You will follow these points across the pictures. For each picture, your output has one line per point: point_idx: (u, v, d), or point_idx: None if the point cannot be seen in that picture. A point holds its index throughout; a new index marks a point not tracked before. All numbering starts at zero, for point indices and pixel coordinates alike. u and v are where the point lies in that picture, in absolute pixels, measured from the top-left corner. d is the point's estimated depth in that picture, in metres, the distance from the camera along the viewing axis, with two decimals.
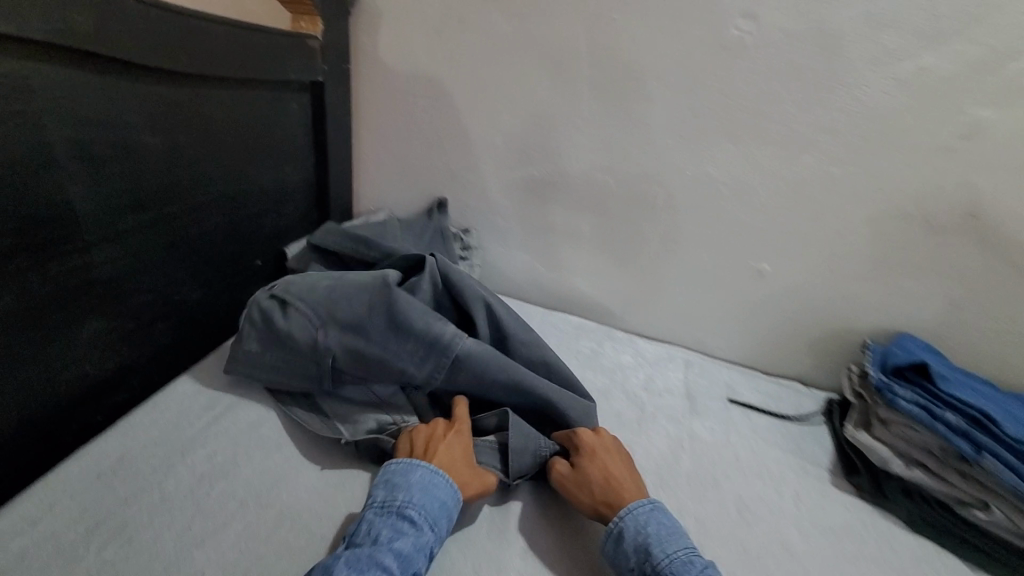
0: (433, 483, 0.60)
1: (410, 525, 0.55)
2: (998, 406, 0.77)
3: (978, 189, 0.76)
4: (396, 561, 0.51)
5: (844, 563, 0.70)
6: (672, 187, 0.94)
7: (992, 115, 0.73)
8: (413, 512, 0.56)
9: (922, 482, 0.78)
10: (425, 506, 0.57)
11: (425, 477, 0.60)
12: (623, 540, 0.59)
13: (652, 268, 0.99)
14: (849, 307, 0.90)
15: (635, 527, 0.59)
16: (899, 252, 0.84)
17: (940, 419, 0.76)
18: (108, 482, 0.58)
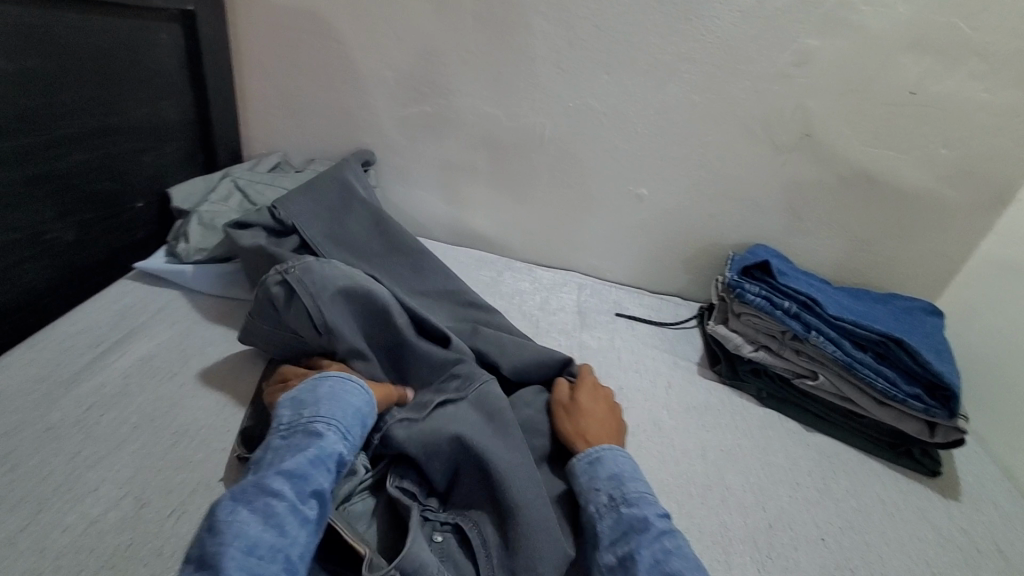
0: (342, 391, 0.62)
1: (313, 440, 0.55)
2: (825, 296, 0.87)
3: (810, 113, 0.89)
4: (288, 480, 0.51)
5: (703, 432, 0.80)
6: (556, 118, 0.98)
7: (817, 43, 0.84)
8: (319, 424, 0.57)
9: (767, 362, 0.86)
10: (332, 418, 0.58)
11: (333, 388, 0.62)
12: (599, 468, 0.62)
13: (543, 196, 1.06)
14: (714, 226, 1.02)
15: (611, 458, 0.63)
16: (750, 170, 0.95)
17: (779, 306, 0.84)
18: (5, 383, 0.64)
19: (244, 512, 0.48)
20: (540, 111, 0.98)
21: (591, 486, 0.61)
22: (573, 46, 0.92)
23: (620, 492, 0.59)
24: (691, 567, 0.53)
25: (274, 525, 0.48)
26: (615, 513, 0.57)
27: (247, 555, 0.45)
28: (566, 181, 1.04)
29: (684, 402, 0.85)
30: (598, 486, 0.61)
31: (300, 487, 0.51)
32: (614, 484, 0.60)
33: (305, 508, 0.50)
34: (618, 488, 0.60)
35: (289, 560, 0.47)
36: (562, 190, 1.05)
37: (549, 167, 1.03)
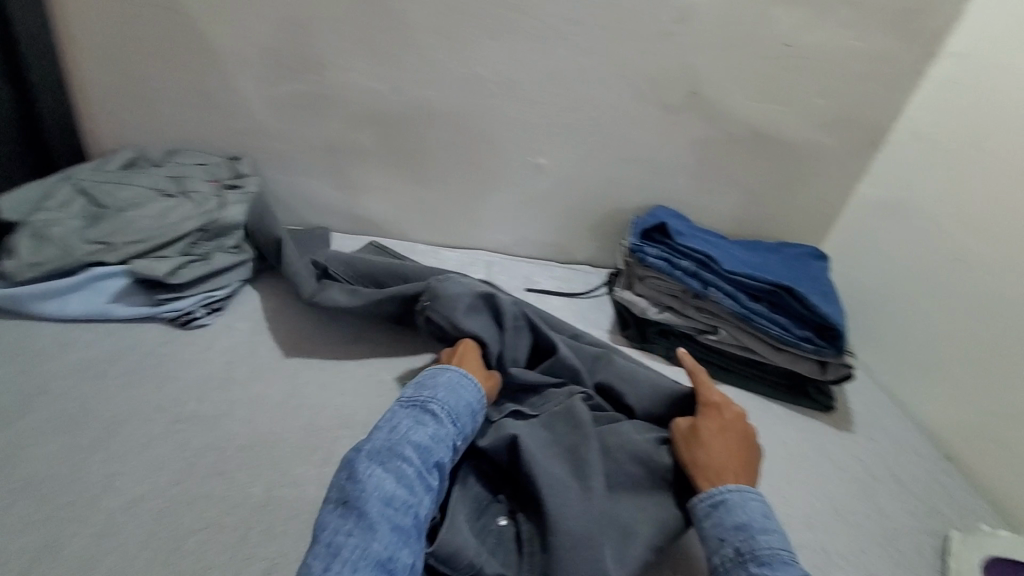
0: (458, 383, 0.67)
1: (432, 418, 0.62)
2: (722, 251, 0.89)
3: (695, 70, 0.89)
4: (415, 450, 0.58)
5: None
6: (442, 89, 0.93)
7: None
8: (435, 404, 0.63)
9: (672, 321, 0.88)
10: (447, 403, 0.64)
11: (451, 378, 0.67)
12: (726, 513, 0.56)
13: (439, 173, 1.01)
14: (614, 190, 1.01)
15: (741, 504, 0.57)
16: (642, 131, 0.95)
17: (677, 266, 0.86)
18: None
19: (380, 472, 0.55)
20: (424, 82, 0.92)
21: (714, 536, 0.55)
22: (444, 8, 0.85)
23: (748, 546, 0.53)
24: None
25: (404, 486, 0.55)
26: (745, 571, 0.52)
27: (384, 507, 0.52)
28: (461, 153, 0.99)
29: None
30: (724, 536, 0.55)
31: (423, 460, 0.58)
32: (742, 537, 0.54)
33: (429, 478, 0.57)
34: (745, 540, 0.54)
35: (417, 518, 0.54)
36: (458, 163, 1.00)
37: (439, 141, 0.97)
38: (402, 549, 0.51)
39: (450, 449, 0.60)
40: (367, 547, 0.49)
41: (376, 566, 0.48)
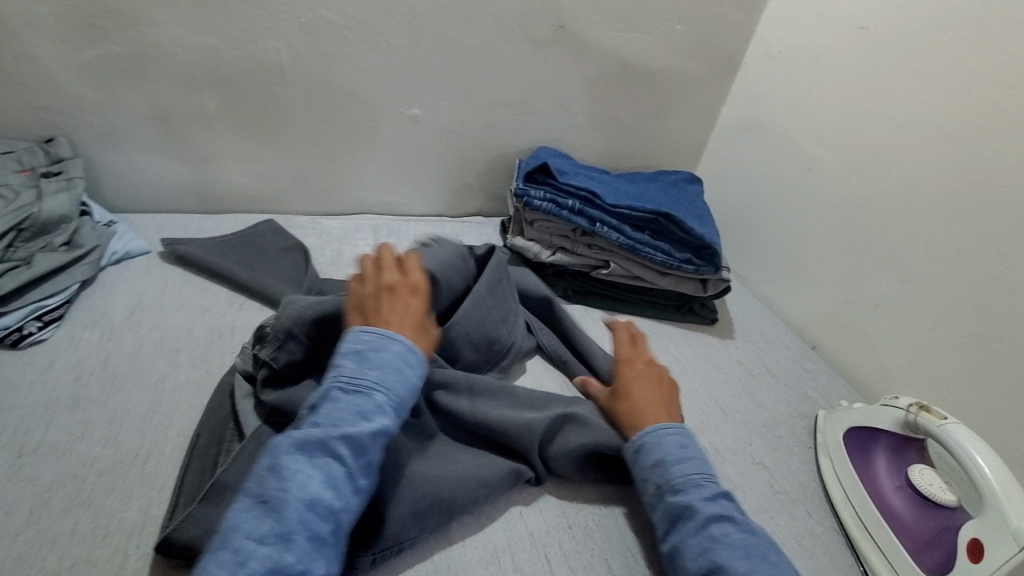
0: (406, 362, 0.51)
1: (374, 407, 0.47)
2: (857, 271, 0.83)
3: (864, 76, 0.82)
4: (349, 448, 0.45)
5: (715, 383, 0.77)
6: (602, 58, 0.96)
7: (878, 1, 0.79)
8: (381, 394, 0.48)
9: (648, 277, 0.84)
10: (394, 387, 0.49)
11: (397, 355, 0.51)
12: (643, 453, 0.54)
13: (590, 140, 1.05)
14: (761, 191, 0.99)
15: (655, 441, 0.54)
16: (797, 133, 0.92)
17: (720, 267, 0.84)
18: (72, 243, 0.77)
19: (305, 475, 0.43)
20: (586, 48, 0.94)
21: (637, 477, 0.53)
22: (636, 9, 0.92)
23: (664, 482, 0.51)
24: (743, 561, 0.45)
25: (331, 488, 0.43)
26: (662, 503, 0.51)
27: (304, 513, 0.42)
28: (611, 142, 1.06)
29: (700, 354, 0.82)
30: (645, 475, 0.53)
31: (364, 454, 0.46)
32: (658, 474, 0.52)
33: (359, 477, 0.45)
34: (663, 475, 0.52)
35: (338, 524, 0.43)
36: (607, 152, 1.07)
37: (595, 131, 1.04)
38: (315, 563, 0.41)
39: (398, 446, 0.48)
40: (280, 559, 0.40)
41: None
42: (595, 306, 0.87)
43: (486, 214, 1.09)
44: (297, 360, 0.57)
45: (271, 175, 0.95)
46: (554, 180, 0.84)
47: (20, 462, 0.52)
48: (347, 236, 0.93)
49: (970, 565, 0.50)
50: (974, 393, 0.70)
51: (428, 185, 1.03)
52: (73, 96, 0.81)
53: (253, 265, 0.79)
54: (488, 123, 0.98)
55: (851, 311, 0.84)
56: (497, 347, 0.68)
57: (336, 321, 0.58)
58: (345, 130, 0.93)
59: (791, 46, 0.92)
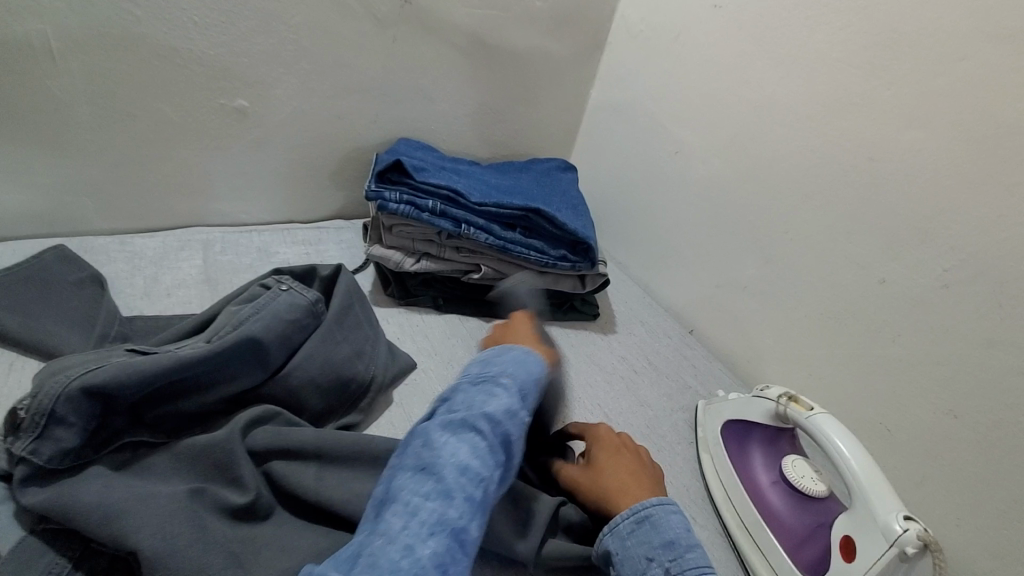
0: (525, 352, 0.52)
1: (507, 387, 0.47)
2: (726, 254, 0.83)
3: (720, 56, 0.80)
4: (489, 420, 0.44)
5: (597, 385, 0.73)
6: (458, 38, 0.87)
7: None
8: (508, 374, 0.48)
9: (522, 278, 0.78)
10: (521, 369, 0.49)
11: (517, 349, 0.53)
12: (650, 530, 0.46)
13: (456, 128, 0.96)
14: (633, 176, 0.96)
15: (666, 519, 0.47)
16: (662, 115, 0.89)
17: (594, 259, 0.79)
18: None
19: (458, 442, 0.42)
20: (439, 26, 0.85)
21: (640, 554, 0.45)
22: None
23: (677, 569, 0.44)
24: None
25: (480, 457, 0.42)
26: None
27: (460, 476, 0.40)
28: (479, 129, 0.98)
29: (583, 355, 0.78)
30: (644, 555, 0.45)
31: (505, 430, 0.44)
32: (669, 557, 0.44)
33: (500, 452, 0.43)
34: (674, 559, 0.44)
35: (488, 494, 0.41)
36: (476, 140, 0.99)
37: (460, 119, 0.95)
38: (473, 528, 0.39)
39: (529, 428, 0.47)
40: (444, 514, 0.38)
41: (449, 537, 0.37)
42: (470, 314, 0.80)
43: (346, 216, 0.97)
44: (69, 447, 0.44)
45: (55, 187, 0.75)
46: (411, 178, 0.75)
47: None
48: (167, 258, 0.78)
49: (845, 565, 0.50)
50: (835, 369, 0.72)
51: (272, 188, 0.89)
52: None
53: (28, 306, 0.62)
54: (334, 113, 0.86)
55: (723, 293, 0.85)
56: (351, 383, 0.59)
57: (120, 390, 0.46)
58: (151, 127, 0.76)
59: (651, 24, 0.90)
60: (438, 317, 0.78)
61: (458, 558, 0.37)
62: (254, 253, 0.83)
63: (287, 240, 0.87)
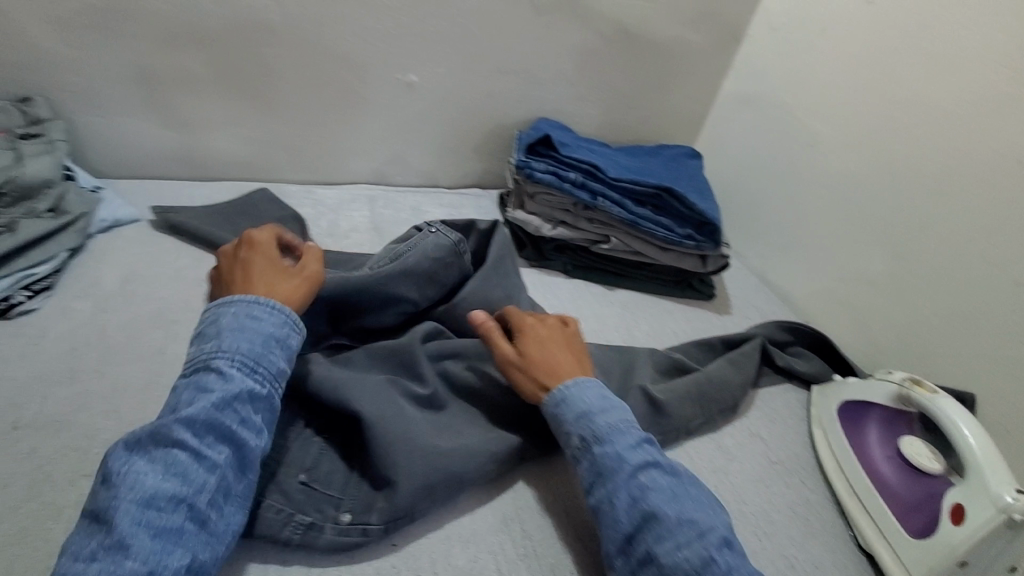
0: (248, 317, 0.50)
1: (211, 380, 0.46)
2: (852, 249, 0.84)
3: (867, 54, 0.81)
4: (183, 430, 0.44)
5: None
6: (604, 27, 0.93)
7: None
8: (221, 360, 0.47)
9: (648, 251, 0.84)
10: (235, 348, 0.48)
11: (238, 314, 0.50)
12: (562, 406, 0.54)
13: (591, 111, 1.03)
14: (759, 168, 0.99)
15: (564, 397, 0.54)
16: (798, 109, 0.92)
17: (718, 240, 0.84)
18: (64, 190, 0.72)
19: (140, 463, 0.42)
20: (589, 16, 0.92)
21: (562, 429, 0.53)
22: None
23: (594, 438, 0.51)
24: (670, 501, 0.48)
25: (175, 476, 0.42)
26: (590, 455, 0.51)
27: (138, 509, 0.40)
28: (611, 113, 1.04)
29: (700, 329, 0.83)
30: (567, 429, 0.53)
31: (213, 428, 0.45)
32: (571, 426, 0.53)
33: (212, 454, 0.44)
34: (588, 428, 0.52)
35: (191, 510, 0.42)
36: (607, 123, 1.05)
37: (595, 102, 1.02)
38: (210, 547, 0.42)
39: (241, 411, 0.46)
40: (117, 566, 0.38)
41: None
42: (595, 281, 0.87)
43: (483, 185, 1.07)
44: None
45: (262, 142, 0.91)
46: (556, 152, 0.83)
47: (15, 437, 0.49)
48: (342, 207, 0.91)
49: (952, 528, 0.54)
50: (958, 368, 0.73)
51: (425, 155, 1.00)
52: (49, 52, 0.75)
53: None
54: (487, 90, 0.95)
55: (844, 287, 0.86)
56: None
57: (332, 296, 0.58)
58: (338, 94, 0.89)
59: (796, 19, 0.91)
60: (567, 280, 0.86)
61: None
62: (409, 210, 0.95)
63: (435, 202, 0.99)
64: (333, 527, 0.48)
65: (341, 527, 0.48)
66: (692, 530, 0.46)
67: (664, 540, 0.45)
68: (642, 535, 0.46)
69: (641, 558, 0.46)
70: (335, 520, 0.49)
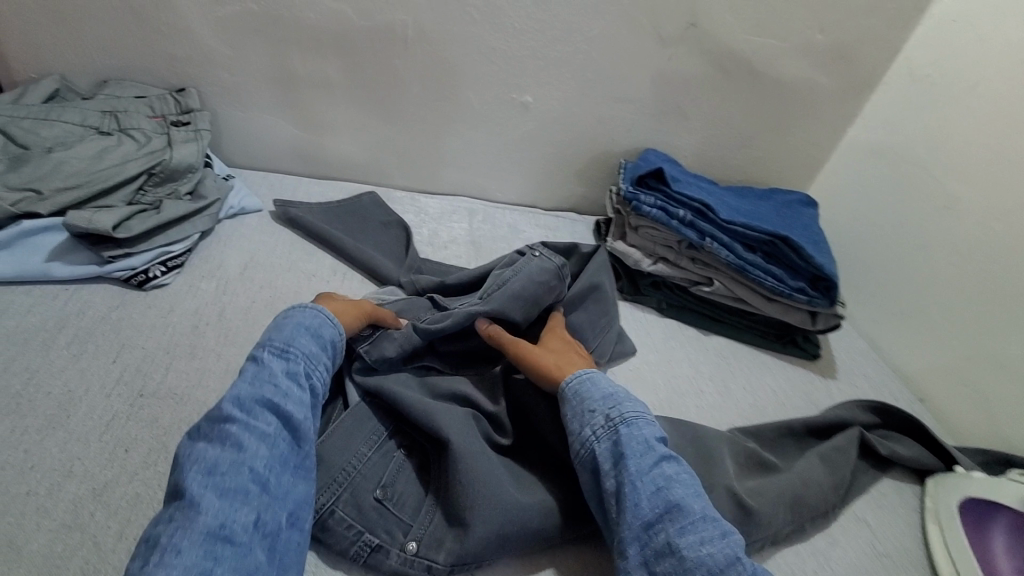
0: (282, 318, 0.55)
1: (253, 367, 0.50)
2: (987, 329, 0.76)
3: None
4: (236, 406, 0.47)
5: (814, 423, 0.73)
6: (730, 63, 0.90)
7: None
8: (262, 351, 0.51)
9: (754, 300, 0.80)
10: (275, 339, 0.53)
11: (276, 320, 0.56)
12: (588, 389, 0.56)
13: (702, 147, 1.00)
14: (882, 224, 0.92)
15: (587, 379, 0.57)
16: (936, 168, 0.84)
17: (833, 297, 0.77)
18: (198, 173, 0.78)
19: (201, 443, 0.45)
20: (715, 50, 0.89)
21: (586, 412, 0.54)
22: (777, 14, 0.86)
23: (619, 423, 0.53)
24: (691, 497, 0.49)
25: (232, 446, 0.45)
26: (612, 437, 0.52)
27: (204, 474, 0.42)
28: (723, 151, 1.00)
29: (801, 391, 0.77)
30: (590, 409, 0.54)
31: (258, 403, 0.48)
32: (604, 410, 0.54)
33: (261, 423, 0.46)
34: (614, 412, 0.54)
35: (251, 471, 0.44)
36: (717, 161, 1.02)
37: (708, 138, 0.99)
38: (272, 509, 0.43)
39: (287, 383, 0.49)
40: (189, 522, 0.39)
41: (203, 537, 0.39)
42: (690, 323, 0.83)
43: (581, 210, 1.07)
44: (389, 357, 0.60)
45: (377, 147, 0.95)
46: (667, 186, 0.80)
47: (141, 402, 0.53)
48: (443, 218, 0.94)
49: None
50: None
51: (528, 174, 1.01)
52: (209, 49, 0.83)
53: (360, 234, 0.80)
54: (599, 117, 0.95)
55: (972, 368, 0.78)
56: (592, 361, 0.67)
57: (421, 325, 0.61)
58: (454, 109, 0.92)
59: (945, 70, 0.84)
60: (660, 318, 0.83)
61: (222, 551, 0.39)
62: (506, 228, 0.96)
63: (532, 222, 1.00)
64: (399, 554, 0.49)
65: (406, 556, 0.48)
66: (715, 528, 0.46)
67: (688, 533, 0.45)
68: (663, 525, 0.46)
69: (659, 548, 0.45)
70: (400, 546, 0.49)
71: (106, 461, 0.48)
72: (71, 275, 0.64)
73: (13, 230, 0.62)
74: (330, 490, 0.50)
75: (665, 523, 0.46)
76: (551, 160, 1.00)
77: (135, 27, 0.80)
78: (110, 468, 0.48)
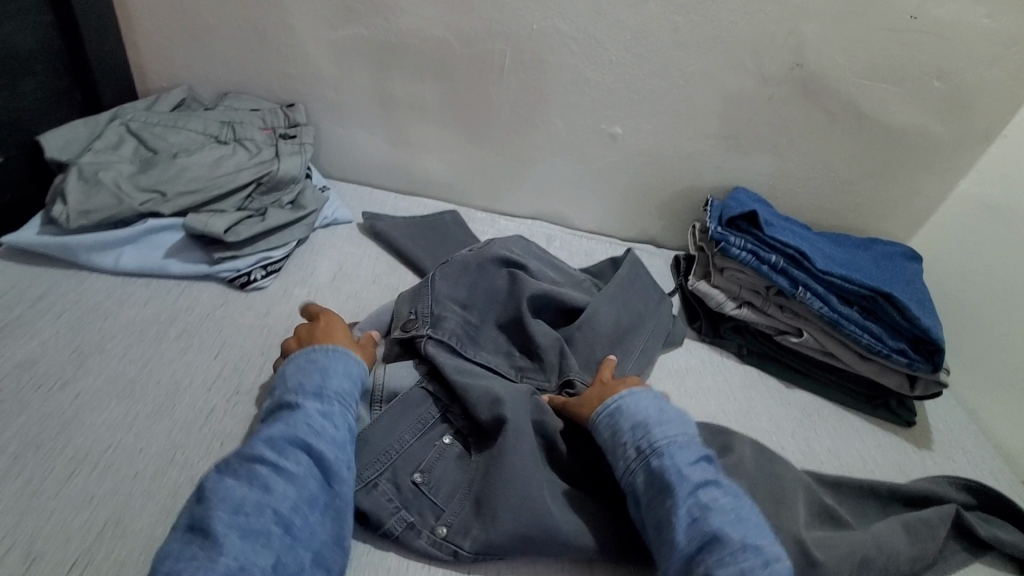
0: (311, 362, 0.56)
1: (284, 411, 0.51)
2: None
3: None
4: (267, 447, 0.47)
5: None
6: (832, 106, 0.86)
7: None
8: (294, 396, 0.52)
9: (845, 355, 0.75)
10: (306, 384, 0.53)
11: (302, 362, 0.56)
12: (621, 417, 0.55)
13: (796, 189, 0.96)
14: (994, 287, 0.84)
15: (627, 404, 0.56)
16: None
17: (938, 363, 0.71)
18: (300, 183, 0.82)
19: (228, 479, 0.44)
20: (818, 93, 0.85)
21: (619, 442, 0.54)
22: (890, 59, 0.81)
23: (653, 452, 0.51)
24: (731, 523, 0.47)
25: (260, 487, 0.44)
26: (645, 467, 0.51)
27: (231, 513, 0.42)
28: (817, 195, 0.96)
29: (893, 459, 0.72)
30: (623, 439, 0.54)
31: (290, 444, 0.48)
32: (639, 437, 0.53)
33: (290, 464, 0.47)
34: (645, 439, 0.53)
35: (278, 514, 0.43)
36: (810, 204, 0.97)
37: (803, 180, 0.95)
38: (296, 551, 0.43)
39: (318, 426, 0.50)
40: (212, 563, 0.39)
41: None
42: (772, 373, 0.80)
43: (660, 243, 1.04)
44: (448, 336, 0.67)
45: (463, 168, 0.97)
46: (760, 231, 0.77)
47: (236, 399, 0.56)
48: None
49: None
50: None
51: (609, 204, 1.00)
52: (320, 69, 0.88)
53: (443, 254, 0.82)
54: (688, 152, 0.93)
55: None
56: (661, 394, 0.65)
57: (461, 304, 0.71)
58: (542, 137, 0.93)
59: None
60: (739, 365, 0.80)
61: None
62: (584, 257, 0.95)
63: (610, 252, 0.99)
64: (429, 536, 0.53)
65: (436, 539, 0.53)
66: (757, 559, 0.44)
67: (728, 567, 0.44)
68: (702, 557, 0.45)
69: None
70: (432, 530, 0.53)
71: (203, 454, 0.51)
72: (183, 273, 0.69)
73: (140, 227, 0.68)
74: (378, 469, 0.56)
75: (706, 556, 0.45)
76: (634, 192, 0.99)
77: (256, 46, 0.87)
78: (206, 460, 0.50)
